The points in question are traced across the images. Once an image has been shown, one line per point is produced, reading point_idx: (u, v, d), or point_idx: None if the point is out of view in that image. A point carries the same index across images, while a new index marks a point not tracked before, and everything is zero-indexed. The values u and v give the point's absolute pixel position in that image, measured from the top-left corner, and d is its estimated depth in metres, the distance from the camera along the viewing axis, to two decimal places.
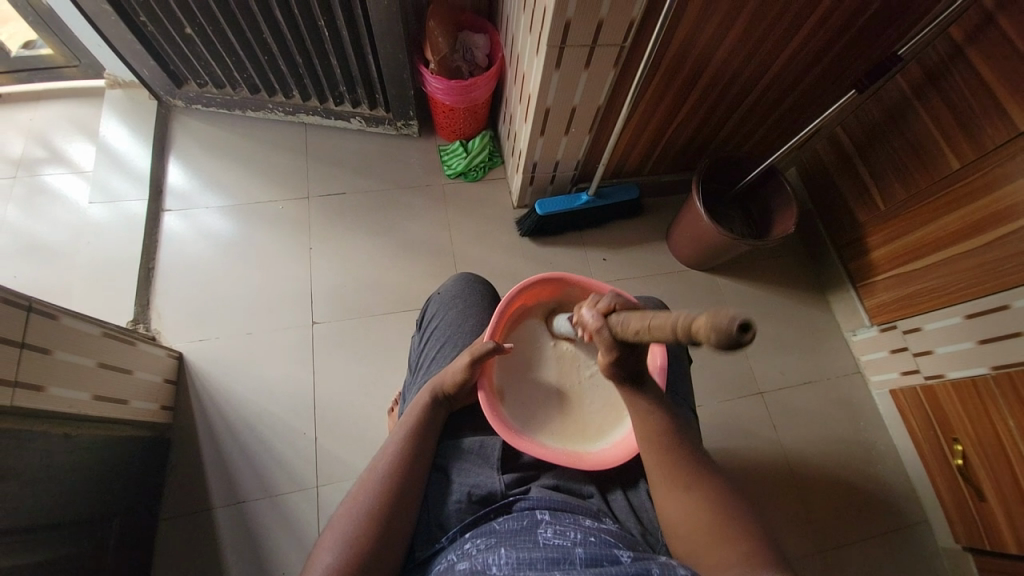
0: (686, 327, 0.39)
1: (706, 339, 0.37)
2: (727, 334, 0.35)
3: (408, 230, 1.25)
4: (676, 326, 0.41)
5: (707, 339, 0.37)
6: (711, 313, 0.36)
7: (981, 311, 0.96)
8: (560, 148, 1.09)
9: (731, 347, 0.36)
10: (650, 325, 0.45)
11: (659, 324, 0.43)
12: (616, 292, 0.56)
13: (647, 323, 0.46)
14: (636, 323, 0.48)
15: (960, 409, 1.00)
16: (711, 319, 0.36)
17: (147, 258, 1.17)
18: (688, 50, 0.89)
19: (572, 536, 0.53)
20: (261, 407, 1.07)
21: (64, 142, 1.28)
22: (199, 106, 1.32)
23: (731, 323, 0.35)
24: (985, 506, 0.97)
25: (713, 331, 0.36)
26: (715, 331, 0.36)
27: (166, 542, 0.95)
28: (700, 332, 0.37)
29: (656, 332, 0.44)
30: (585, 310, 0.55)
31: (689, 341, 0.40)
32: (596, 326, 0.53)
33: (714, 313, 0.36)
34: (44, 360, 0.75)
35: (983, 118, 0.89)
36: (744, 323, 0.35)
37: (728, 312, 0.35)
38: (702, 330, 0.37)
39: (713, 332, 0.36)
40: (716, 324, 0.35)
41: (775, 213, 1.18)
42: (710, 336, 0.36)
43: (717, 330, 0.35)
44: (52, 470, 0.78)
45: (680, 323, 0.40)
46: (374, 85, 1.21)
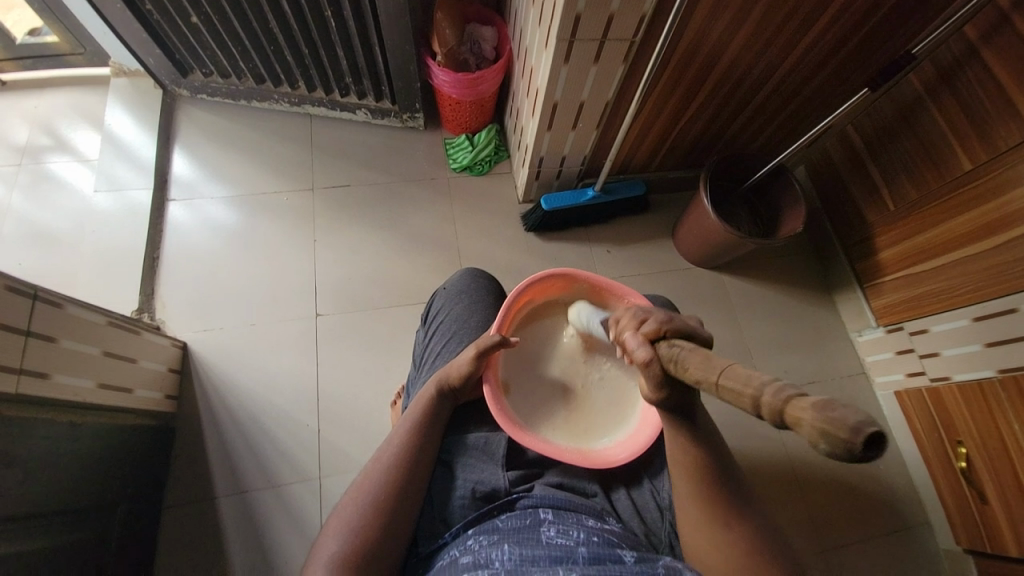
0: (777, 410, 0.34)
1: (815, 444, 0.32)
2: (846, 449, 0.30)
3: (412, 223, 1.25)
4: (761, 401, 0.36)
5: (817, 443, 0.32)
6: (822, 413, 0.31)
7: (989, 313, 0.95)
8: (567, 143, 1.09)
9: (845, 459, 0.31)
10: (717, 380, 0.40)
11: (732, 387, 0.39)
12: (667, 316, 0.52)
13: (712, 377, 0.41)
14: (695, 370, 0.43)
15: (965, 411, 0.99)
16: (824, 430, 0.30)
17: (151, 247, 1.17)
18: (699, 46, 0.87)
19: (575, 535, 0.53)
20: (265, 398, 1.07)
21: (69, 130, 1.28)
22: (205, 96, 1.31)
23: (846, 431, 0.30)
24: (987, 509, 0.97)
25: (824, 440, 0.31)
26: (826, 441, 0.30)
27: (170, 530, 0.96)
28: (794, 419, 0.33)
29: (725, 393, 0.40)
30: (632, 337, 0.51)
31: (774, 424, 0.35)
32: (645, 359, 0.50)
33: (831, 418, 0.30)
34: (49, 348, 0.75)
35: (996, 119, 0.88)
36: (874, 436, 0.29)
37: (850, 420, 0.30)
38: (797, 419, 0.32)
39: (817, 431, 0.31)
40: (825, 423, 0.30)
41: (783, 211, 1.17)
42: (817, 444, 0.31)
43: (829, 440, 0.30)
44: (57, 458, 0.78)
45: (766, 401, 0.35)
46: (381, 77, 1.20)
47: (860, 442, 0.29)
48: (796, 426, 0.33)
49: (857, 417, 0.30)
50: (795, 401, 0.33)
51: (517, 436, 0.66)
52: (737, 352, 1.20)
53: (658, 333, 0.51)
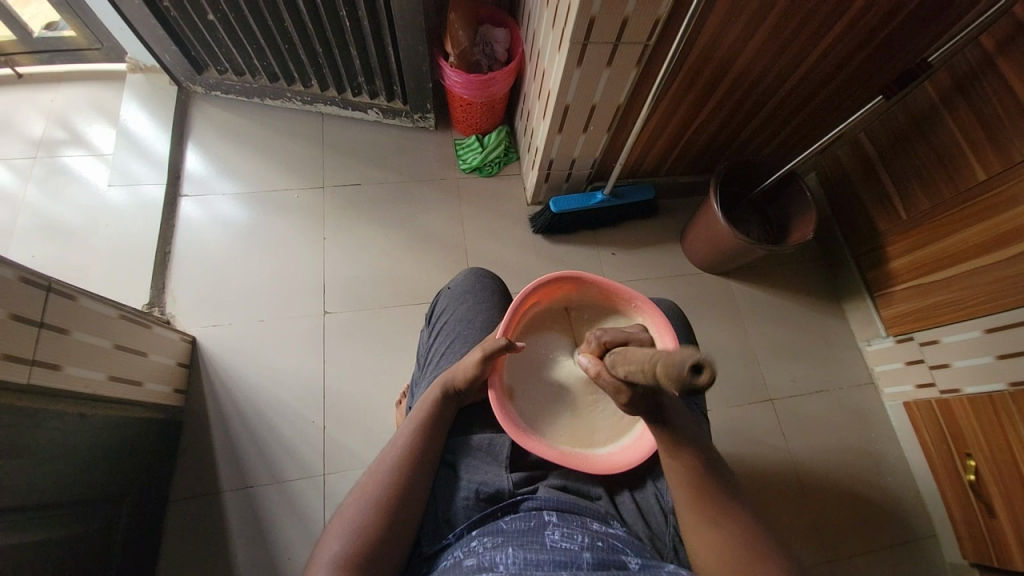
0: (654, 375, 0.41)
1: (672, 387, 0.37)
2: (680, 381, 0.35)
3: (421, 223, 1.25)
4: (647, 372, 0.42)
5: (672, 386, 0.37)
6: (665, 363, 0.37)
7: (1001, 325, 0.94)
8: (577, 146, 1.09)
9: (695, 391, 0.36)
10: (630, 367, 0.46)
11: (636, 369, 0.45)
12: (607, 330, 0.58)
13: (629, 368, 0.47)
14: (622, 367, 0.49)
15: (975, 424, 0.98)
16: (667, 373, 0.37)
17: (163, 242, 1.18)
18: (712, 51, 0.87)
19: (579, 539, 0.53)
20: (271, 394, 1.08)
21: (84, 124, 1.29)
22: (218, 93, 1.32)
23: (681, 366, 0.35)
24: (996, 523, 0.96)
25: (670, 381, 0.37)
26: (671, 379, 0.36)
27: (175, 523, 0.97)
28: (663, 376, 0.38)
29: (636, 376, 0.45)
30: (581, 357, 0.58)
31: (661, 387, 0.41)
32: (594, 370, 0.55)
33: (667, 363, 0.37)
34: (61, 340, 0.76)
35: (1012, 129, 0.87)
36: (694, 364, 0.35)
37: (677, 359, 0.36)
38: (663, 375, 0.38)
39: (670, 376, 0.37)
40: (671, 368, 0.36)
41: (793, 218, 1.16)
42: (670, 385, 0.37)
43: (672, 380, 0.36)
44: (67, 448, 0.79)
45: (647, 369, 0.41)
46: (393, 77, 1.21)
47: (684, 370, 0.35)
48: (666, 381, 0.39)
49: (688, 357, 0.36)
50: (659, 362, 0.39)
51: (521, 440, 0.66)
52: (744, 359, 1.20)
53: (600, 347, 0.56)
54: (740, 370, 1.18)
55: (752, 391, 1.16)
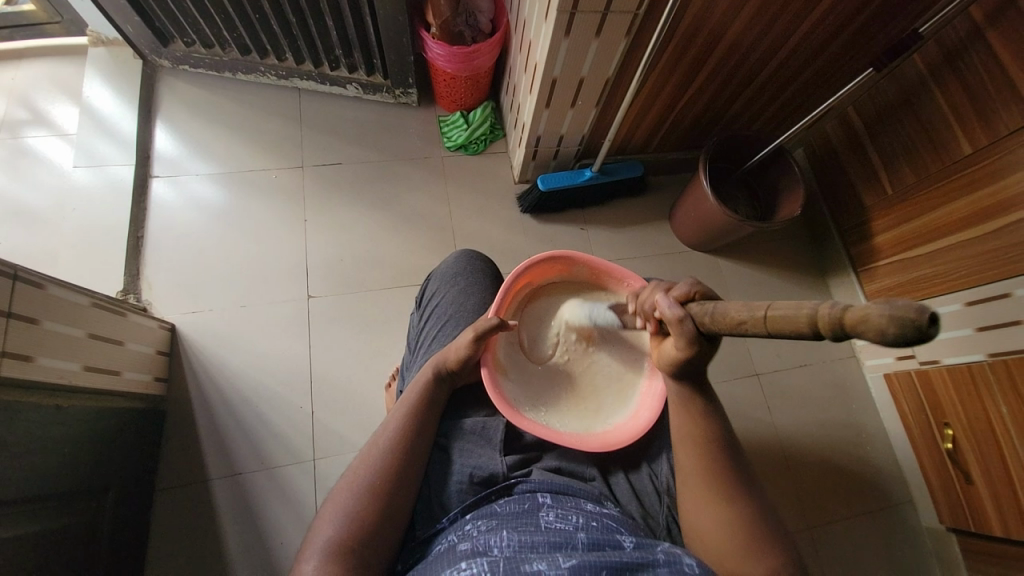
0: (836, 320, 0.36)
1: (880, 335, 0.32)
2: (916, 327, 0.31)
3: (406, 203, 1.22)
4: (818, 319, 0.37)
5: (879, 334, 0.32)
6: (887, 305, 0.32)
7: (981, 299, 0.95)
8: (565, 122, 1.06)
9: (907, 344, 0.32)
10: (768, 313, 0.42)
11: (785, 314, 0.41)
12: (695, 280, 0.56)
13: (758, 313, 0.43)
14: (739, 312, 0.45)
15: (954, 394, 1.01)
16: (890, 316, 0.31)
17: (136, 226, 1.13)
18: (703, 22, 0.85)
19: (574, 520, 0.53)
20: (256, 381, 1.05)
21: (46, 102, 1.22)
22: (187, 67, 1.25)
23: (917, 312, 0.31)
24: (973, 489, 1.00)
25: (891, 326, 0.31)
26: (894, 325, 0.31)
27: (164, 513, 0.95)
28: (865, 323, 0.33)
29: (779, 321, 0.41)
30: (662, 298, 0.55)
31: (834, 335, 0.36)
32: (674, 317, 0.53)
33: (892, 305, 0.32)
34: (31, 330, 0.73)
35: (1000, 103, 0.87)
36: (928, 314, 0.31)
37: (913, 303, 0.31)
38: (869, 321, 0.33)
39: (890, 324, 0.31)
40: (897, 313, 0.31)
41: (782, 194, 1.16)
42: (883, 331, 0.32)
43: (899, 323, 0.31)
44: (45, 440, 0.76)
45: (823, 313, 0.37)
46: (372, 50, 1.16)
47: (921, 316, 0.31)
48: (856, 329, 0.34)
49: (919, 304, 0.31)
50: (856, 306, 0.34)
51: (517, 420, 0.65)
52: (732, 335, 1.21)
53: (688, 295, 0.55)
54: (728, 346, 1.20)
55: (740, 367, 1.18)
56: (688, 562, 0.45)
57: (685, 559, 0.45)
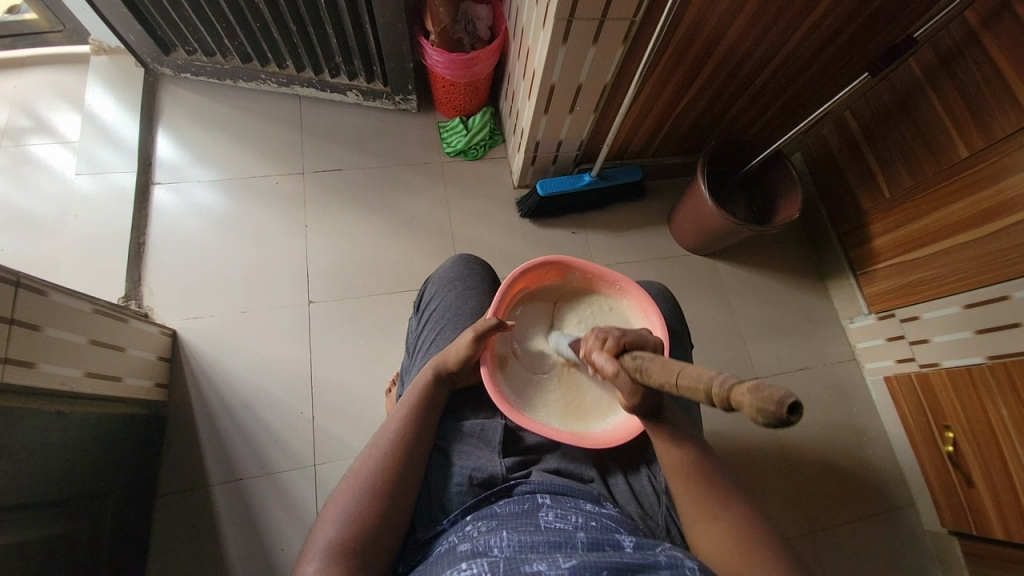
0: (724, 397, 0.36)
1: (752, 419, 0.34)
2: (780, 420, 0.32)
3: (405, 209, 1.22)
4: (711, 393, 0.37)
5: (752, 417, 0.34)
6: (755, 394, 0.33)
7: (980, 300, 0.96)
8: (564, 127, 1.07)
9: (777, 428, 0.33)
10: (677, 380, 0.42)
11: (689, 384, 0.40)
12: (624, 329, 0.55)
13: (672, 380, 0.43)
14: (658, 375, 0.45)
15: (953, 397, 1.01)
16: (757, 407, 0.33)
17: (137, 233, 1.14)
18: (700, 28, 0.85)
19: (573, 520, 0.53)
20: (257, 386, 1.06)
21: (49, 110, 1.23)
22: (189, 75, 1.26)
23: (780, 403, 0.32)
24: (974, 492, 0.99)
25: (760, 413, 0.33)
26: (761, 414, 0.33)
27: (164, 518, 0.95)
28: (742, 408, 0.34)
29: (684, 389, 0.41)
30: (597, 355, 0.54)
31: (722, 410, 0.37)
32: (613, 373, 0.52)
33: (758, 393, 0.32)
34: (34, 337, 0.73)
35: (995, 106, 0.87)
36: (793, 403, 0.32)
37: (777, 395, 0.32)
38: (744, 407, 0.34)
39: (758, 412, 0.33)
40: (763, 403, 0.32)
41: (780, 196, 1.16)
42: (757, 418, 0.33)
43: (764, 412, 0.32)
44: (46, 446, 0.77)
45: (714, 389, 0.37)
46: (372, 57, 1.17)
47: (785, 409, 0.32)
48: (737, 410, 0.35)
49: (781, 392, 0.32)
50: (737, 386, 0.35)
51: (523, 424, 0.65)
52: (731, 338, 1.21)
53: (619, 345, 0.53)
54: (727, 350, 1.20)
55: (740, 370, 1.18)
56: (687, 566, 0.45)
57: (685, 563, 0.45)
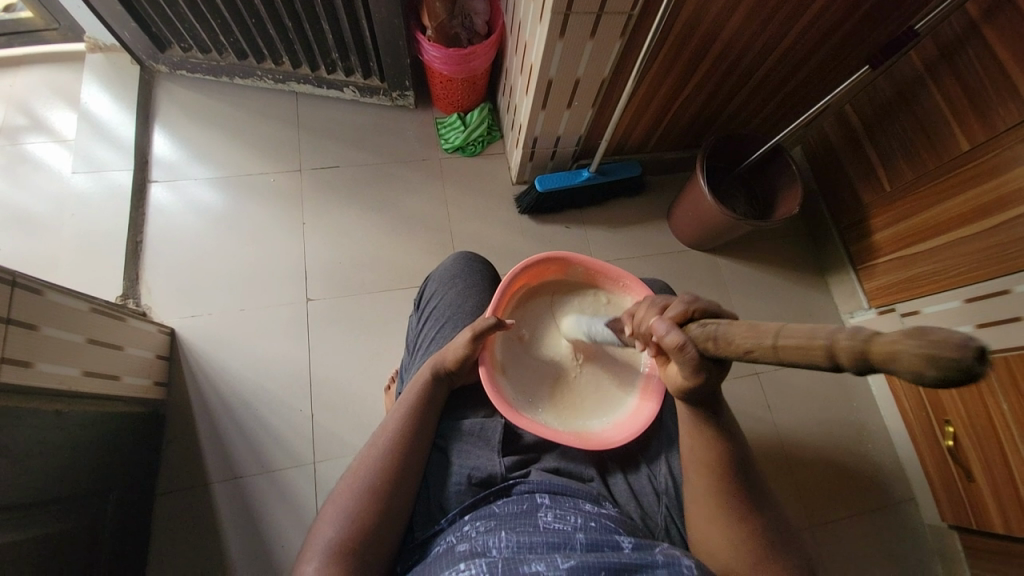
0: (861, 354, 0.33)
1: (917, 373, 0.30)
2: (961, 368, 0.29)
3: (404, 205, 1.22)
4: (837, 349, 0.35)
5: (915, 372, 0.30)
6: (920, 339, 0.29)
7: (981, 295, 0.95)
8: (562, 123, 1.06)
9: (948, 382, 0.30)
10: (776, 343, 0.39)
11: (798, 343, 0.37)
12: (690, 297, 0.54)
13: (767, 340, 0.40)
14: (743, 339, 0.43)
15: (954, 391, 1.00)
16: (927, 353, 0.29)
17: (135, 231, 1.13)
18: (699, 21, 0.85)
19: (572, 521, 0.53)
20: (256, 384, 1.06)
21: (45, 109, 1.22)
22: (185, 72, 1.26)
23: (966, 354, 0.28)
24: (973, 486, 0.99)
25: (930, 366, 0.29)
26: (932, 364, 0.29)
27: (164, 517, 0.96)
28: (895, 360, 0.31)
29: (790, 352, 0.38)
30: (659, 322, 0.53)
31: (856, 369, 0.34)
32: (675, 341, 0.50)
33: (926, 339, 0.29)
34: (31, 336, 0.73)
35: (997, 99, 0.87)
36: (976, 350, 0.29)
37: (954, 338, 0.29)
38: (900, 359, 0.31)
39: (929, 366, 0.29)
40: (935, 354, 0.29)
41: (780, 192, 1.16)
42: (926, 372, 0.30)
43: (937, 363, 0.29)
44: (45, 445, 0.77)
45: (842, 345, 0.34)
46: (369, 53, 1.16)
47: (966, 354, 0.29)
48: (888, 365, 0.32)
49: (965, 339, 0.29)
50: (882, 337, 0.32)
51: (516, 420, 0.65)
52: None
53: (684, 315, 0.52)
54: None
55: (740, 366, 1.18)
56: (686, 563, 0.45)
57: (684, 561, 0.45)
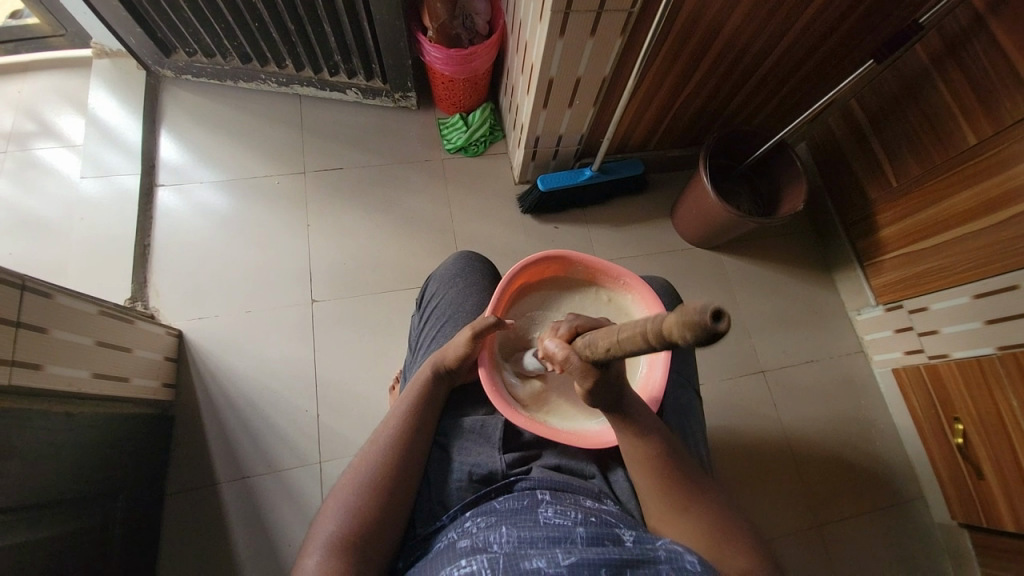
0: (658, 332, 0.37)
1: (683, 338, 0.34)
2: (703, 329, 0.32)
3: (407, 206, 1.22)
4: (648, 333, 0.39)
5: (683, 337, 0.34)
6: (679, 312, 0.34)
7: (991, 290, 0.94)
8: (564, 122, 1.06)
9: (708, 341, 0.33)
10: (618, 338, 0.43)
11: (628, 333, 0.41)
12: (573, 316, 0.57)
13: (613, 339, 0.44)
14: (602, 342, 0.46)
15: (963, 388, 0.99)
16: (681, 321, 0.33)
17: (142, 235, 1.15)
18: (700, 17, 0.84)
19: (572, 515, 0.53)
20: (262, 385, 1.07)
21: (53, 114, 1.24)
22: (190, 77, 1.27)
23: (697, 312, 0.32)
24: (984, 485, 0.98)
25: (685, 330, 0.33)
26: (688, 329, 0.33)
27: (173, 516, 0.97)
28: (674, 333, 0.35)
29: (628, 343, 0.42)
30: (548, 342, 0.55)
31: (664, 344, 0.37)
32: (563, 355, 0.52)
33: (679, 311, 0.34)
34: (40, 339, 0.74)
35: (1004, 92, 0.85)
36: (715, 311, 0.32)
37: (693, 304, 0.33)
38: (675, 331, 0.35)
39: (686, 329, 0.33)
40: (685, 318, 0.33)
41: (784, 188, 1.15)
42: (686, 335, 0.33)
43: (689, 326, 0.33)
44: (56, 447, 0.78)
45: (650, 329, 0.38)
46: (371, 55, 1.16)
47: (705, 316, 0.32)
48: (674, 337, 0.35)
49: (696, 301, 0.33)
50: (666, 319, 0.36)
51: (510, 415, 0.65)
52: (736, 331, 1.20)
53: (572, 331, 0.55)
54: (732, 343, 1.19)
55: (745, 363, 1.17)
56: (688, 559, 0.45)
57: (686, 556, 0.45)
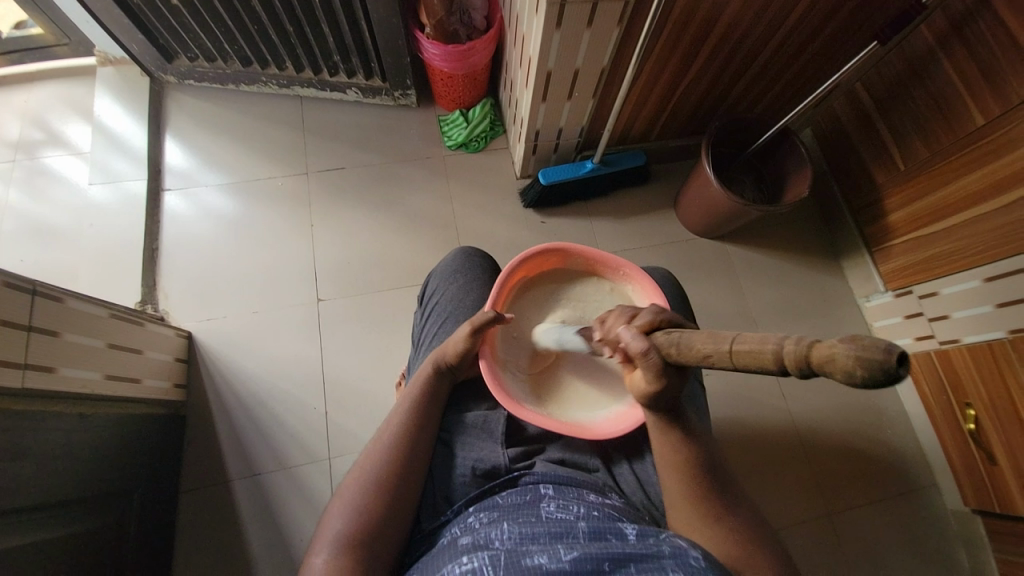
0: (801, 356, 0.36)
1: (848, 377, 0.33)
2: (885, 369, 0.31)
3: (409, 203, 1.23)
4: (784, 355, 0.37)
5: (843, 373, 0.33)
6: (853, 344, 0.32)
7: (1000, 274, 0.92)
8: (563, 114, 1.05)
9: (870, 383, 0.32)
10: (732, 348, 0.41)
11: (749, 349, 0.40)
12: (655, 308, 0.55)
13: (725, 347, 0.42)
14: (704, 345, 0.44)
15: (975, 374, 0.98)
16: (856, 356, 0.32)
17: (150, 239, 1.17)
18: (698, 4, 0.83)
19: (574, 510, 0.53)
20: (271, 383, 1.08)
21: (60, 123, 1.26)
22: (192, 82, 1.28)
23: (888, 356, 0.31)
24: (996, 470, 0.97)
25: (854, 365, 0.32)
26: (859, 363, 0.32)
27: (187, 514, 0.99)
28: (826, 362, 0.34)
29: (742, 358, 0.40)
30: (628, 330, 0.53)
31: (800, 373, 0.36)
32: (640, 348, 0.51)
33: (857, 343, 0.32)
34: (52, 342, 0.76)
35: (1011, 71, 0.84)
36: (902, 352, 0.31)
37: (882, 343, 0.32)
38: (831, 360, 0.33)
39: (854, 363, 0.32)
40: (864, 355, 0.32)
41: (789, 175, 1.13)
42: (852, 370, 0.32)
43: (866, 363, 0.31)
44: (70, 447, 0.79)
45: (793, 352, 0.36)
46: (369, 53, 1.16)
47: (893, 356, 0.31)
48: (823, 368, 0.34)
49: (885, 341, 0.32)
50: (821, 343, 0.34)
51: (515, 411, 0.66)
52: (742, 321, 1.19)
53: (651, 324, 0.53)
54: None
55: None
56: (693, 555, 0.44)
57: (690, 552, 0.45)
